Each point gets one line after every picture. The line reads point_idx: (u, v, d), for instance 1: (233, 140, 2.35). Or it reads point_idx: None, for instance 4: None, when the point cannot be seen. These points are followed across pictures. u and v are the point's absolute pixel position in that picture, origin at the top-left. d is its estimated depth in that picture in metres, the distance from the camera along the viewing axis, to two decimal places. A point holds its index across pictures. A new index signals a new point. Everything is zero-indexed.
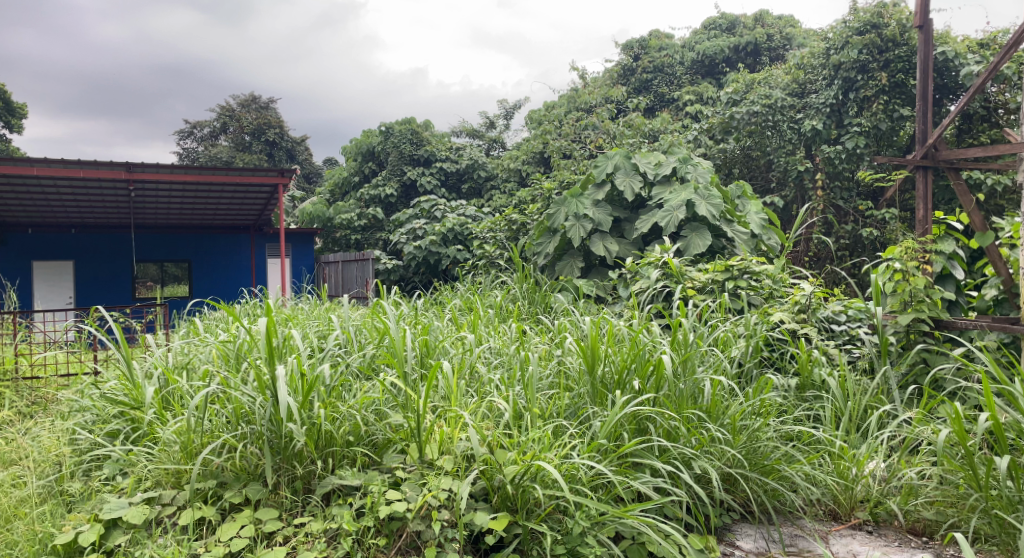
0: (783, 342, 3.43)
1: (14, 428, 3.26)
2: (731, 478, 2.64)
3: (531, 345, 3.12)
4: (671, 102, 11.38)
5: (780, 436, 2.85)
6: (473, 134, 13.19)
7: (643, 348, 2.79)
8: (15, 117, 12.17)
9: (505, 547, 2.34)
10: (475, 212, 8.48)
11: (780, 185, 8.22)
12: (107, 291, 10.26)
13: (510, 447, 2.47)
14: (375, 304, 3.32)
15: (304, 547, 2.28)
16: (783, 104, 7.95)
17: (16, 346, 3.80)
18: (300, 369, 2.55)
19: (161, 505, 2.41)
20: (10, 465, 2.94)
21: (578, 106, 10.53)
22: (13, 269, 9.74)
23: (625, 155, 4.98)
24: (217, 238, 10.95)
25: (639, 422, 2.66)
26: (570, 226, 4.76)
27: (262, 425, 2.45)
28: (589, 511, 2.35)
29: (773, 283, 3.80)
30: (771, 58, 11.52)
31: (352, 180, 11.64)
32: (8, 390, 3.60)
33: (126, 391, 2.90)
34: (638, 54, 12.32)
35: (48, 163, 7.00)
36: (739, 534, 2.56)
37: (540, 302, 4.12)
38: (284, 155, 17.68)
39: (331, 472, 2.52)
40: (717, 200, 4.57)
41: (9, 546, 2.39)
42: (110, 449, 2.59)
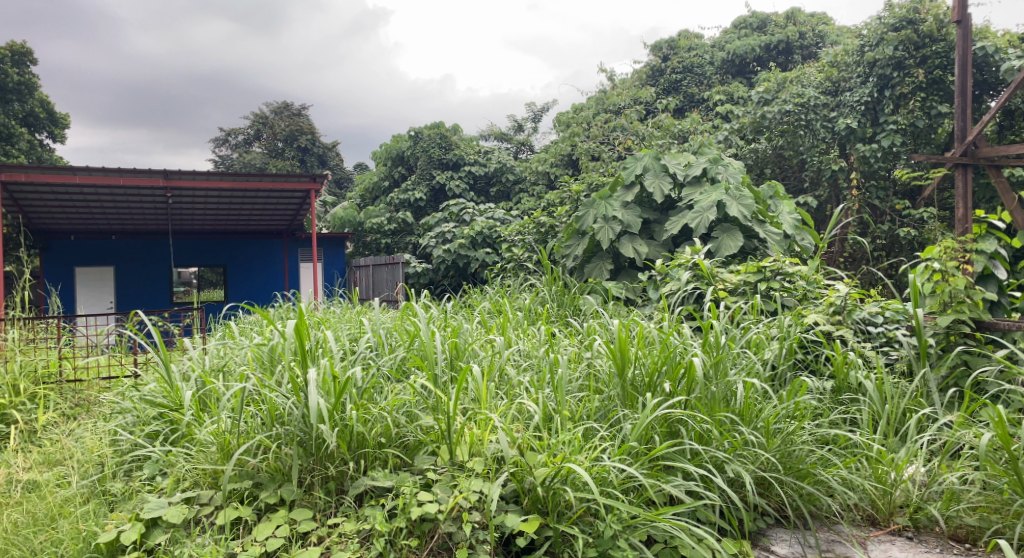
0: (818, 343, 3.36)
1: (60, 430, 3.37)
2: (765, 482, 2.60)
3: (561, 348, 3.11)
4: (701, 102, 11.25)
5: (816, 439, 2.80)
6: (501, 137, 13.24)
7: (674, 350, 2.77)
8: (58, 127, 12.52)
9: (536, 550, 2.34)
10: (504, 215, 8.48)
11: (813, 185, 8.07)
12: (146, 296, 10.51)
13: (540, 450, 2.46)
14: (405, 307, 3.35)
15: (338, 547, 2.31)
16: (817, 103, 7.80)
17: (59, 349, 3.91)
18: (332, 371, 2.58)
19: (200, 504, 2.46)
20: (56, 466, 3.05)
21: (607, 107, 10.47)
22: (56, 274, 10.04)
23: (654, 156, 4.96)
24: (251, 244, 11.17)
25: (670, 424, 2.64)
26: (599, 227, 4.75)
27: (295, 426, 2.49)
28: (620, 514, 2.34)
29: (807, 284, 3.73)
30: (804, 56, 11.37)
31: (382, 185, 11.76)
32: (52, 393, 3.73)
33: (165, 393, 2.97)
34: (668, 54, 12.22)
35: (89, 172, 7.19)
36: (774, 539, 2.52)
37: (569, 305, 4.11)
38: (315, 160, 17.88)
39: (363, 473, 2.55)
40: (749, 200, 4.51)
41: (55, 545, 2.47)
42: (150, 449, 2.66)
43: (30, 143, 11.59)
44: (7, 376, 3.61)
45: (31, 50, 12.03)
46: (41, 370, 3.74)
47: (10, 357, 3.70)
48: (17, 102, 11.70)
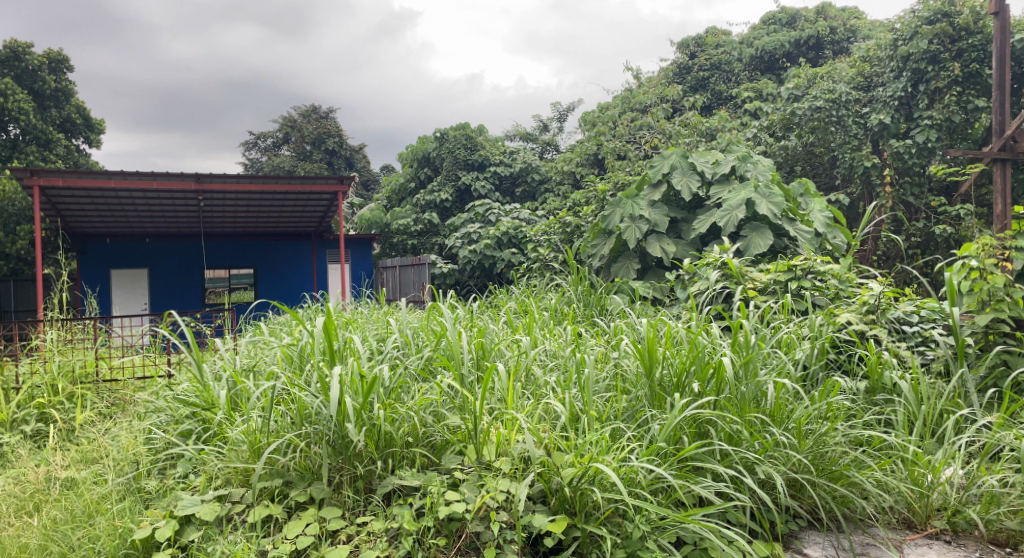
0: (851, 343, 3.30)
1: (97, 428, 3.46)
2: (797, 484, 2.56)
3: (588, 348, 3.09)
4: (729, 99, 11.11)
5: (850, 441, 2.74)
6: (526, 138, 13.25)
7: (703, 350, 2.74)
8: (94, 132, 12.81)
9: (563, 551, 2.34)
10: (529, 215, 8.49)
11: (845, 181, 7.91)
12: (179, 297, 10.72)
13: (567, 449, 2.46)
14: (432, 307, 3.35)
15: (367, 546, 2.33)
16: (848, 99, 7.63)
17: (96, 350, 3.99)
18: (360, 370, 2.59)
19: (231, 502, 2.50)
20: (93, 464, 3.12)
21: (633, 106, 10.41)
22: (93, 277, 10.28)
23: (682, 154, 4.90)
24: (280, 246, 11.34)
25: (699, 425, 2.61)
26: (626, 227, 4.72)
27: (324, 426, 2.51)
28: (649, 515, 2.32)
29: (839, 283, 3.66)
30: (835, 51, 11.22)
31: (408, 186, 11.84)
32: (89, 392, 3.80)
33: (197, 393, 3.02)
34: (695, 51, 12.08)
35: (124, 176, 7.34)
36: (807, 542, 2.49)
37: (595, 304, 4.08)
38: (343, 163, 18.07)
39: (391, 472, 2.56)
40: (779, 198, 4.43)
41: (93, 540, 2.53)
42: (183, 448, 2.70)
43: (68, 148, 11.89)
44: (47, 376, 3.70)
45: (68, 58, 12.36)
46: (79, 370, 3.83)
47: (49, 357, 3.78)
48: (54, 109, 12.00)
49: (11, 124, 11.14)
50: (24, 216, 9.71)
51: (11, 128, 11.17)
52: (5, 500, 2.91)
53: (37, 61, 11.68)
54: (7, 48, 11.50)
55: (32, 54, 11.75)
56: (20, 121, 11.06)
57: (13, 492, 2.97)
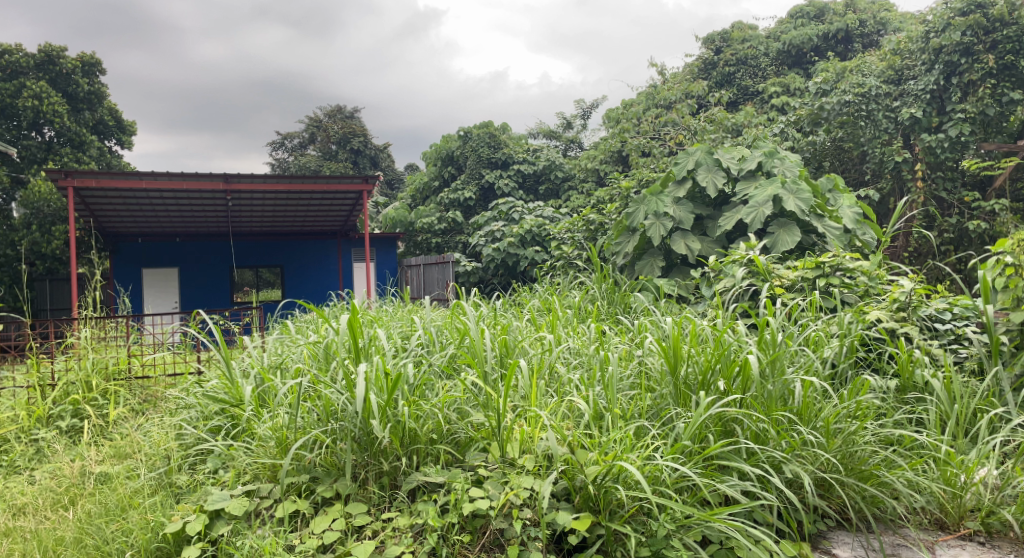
0: (881, 341, 3.23)
1: (130, 424, 3.54)
2: (825, 484, 2.52)
3: (611, 345, 3.07)
4: (755, 94, 10.97)
5: (880, 440, 2.69)
6: (550, 135, 13.25)
7: (729, 348, 2.71)
8: (125, 133, 13.06)
9: (588, 548, 2.34)
10: (553, 212, 8.47)
11: (875, 177, 7.76)
12: (208, 296, 10.90)
13: (591, 448, 2.45)
14: (455, 305, 3.36)
15: (392, 541, 2.35)
16: (878, 92, 7.46)
17: (129, 347, 4.06)
18: (384, 368, 2.60)
19: (260, 497, 2.54)
20: (126, 459, 3.19)
21: (658, 103, 10.36)
22: (126, 276, 10.49)
23: (707, 150, 4.83)
24: (307, 245, 11.48)
25: (725, 423, 2.58)
26: (650, 224, 4.68)
27: (350, 422, 2.54)
28: (674, 514, 2.31)
29: (869, 280, 3.59)
30: (864, 45, 11.05)
31: (432, 185, 11.90)
32: (122, 389, 3.88)
33: (225, 389, 3.06)
34: (720, 47, 11.94)
35: (155, 176, 7.45)
36: (836, 542, 2.45)
37: (619, 302, 4.06)
38: (368, 162, 18.21)
39: (416, 469, 2.58)
40: (806, 194, 4.37)
41: (126, 533, 2.58)
42: (212, 443, 2.75)
43: (100, 150, 12.14)
44: (81, 373, 3.79)
45: (100, 61, 12.61)
46: (112, 367, 3.91)
47: (83, 354, 3.86)
48: (87, 111, 12.27)
49: (46, 126, 11.45)
50: (59, 216, 9.96)
51: (46, 130, 11.48)
52: (43, 494, 3.01)
53: (70, 65, 11.93)
54: (42, 52, 11.76)
55: (66, 58, 11.99)
56: (55, 123, 11.36)
57: (51, 486, 3.07)
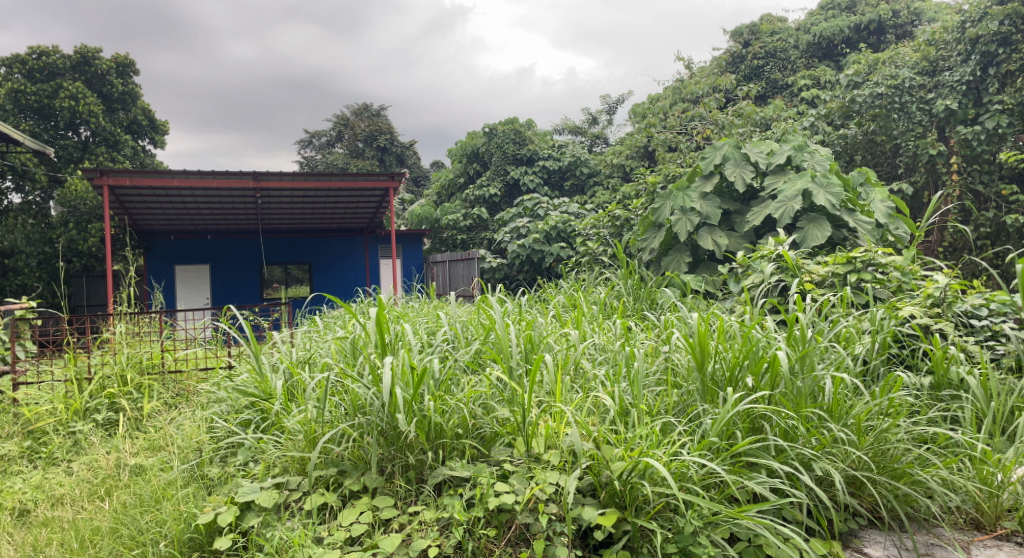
0: (914, 337, 3.15)
1: (162, 418, 3.61)
2: (857, 482, 2.49)
3: (637, 341, 3.04)
4: (785, 87, 10.80)
5: (913, 438, 2.64)
6: (575, 131, 13.20)
7: (757, 344, 2.67)
8: (158, 133, 13.32)
9: (614, 544, 2.33)
10: (578, 208, 8.44)
11: (908, 170, 7.60)
12: (238, 292, 11.08)
13: (617, 443, 2.44)
14: (481, 301, 3.36)
15: (418, 535, 2.36)
16: (912, 84, 7.27)
17: (162, 342, 4.14)
18: (410, 362, 2.62)
19: (289, 489, 2.58)
20: (160, 451, 3.26)
21: (684, 97, 10.28)
22: (159, 272, 10.70)
23: (734, 144, 4.75)
24: (334, 241, 11.61)
25: (753, 420, 2.55)
26: (676, 220, 4.64)
27: (376, 416, 2.56)
28: (701, 511, 2.29)
29: (902, 275, 3.51)
30: (898, 36, 10.84)
31: (458, 181, 11.93)
32: (155, 383, 3.96)
33: (255, 383, 3.11)
34: (749, 40, 11.74)
35: (186, 175, 7.60)
36: (867, 541, 2.41)
37: (645, 298, 4.03)
38: (394, 159, 18.33)
39: (442, 463, 2.60)
40: (837, 188, 4.29)
41: (159, 524, 2.62)
42: (242, 436, 2.79)
43: (134, 149, 12.39)
44: (116, 367, 3.89)
45: (134, 62, 12.88)
46: (146, 361, 3.99)
47: (118, 349, 3.96)
48: (122, 111, 12.54)
49: (82, 126, 11.73)
50: (94, 214, 10.21)
51: (82, 130, 11.76)
52: (80, 485, 3.11)
53: (105, 66, 12.18)
54: (78, 53, 12.02)
55: (101, 59, 12.24)
56: (90, 124, 11.64)
57: (87, 477, 3.17)
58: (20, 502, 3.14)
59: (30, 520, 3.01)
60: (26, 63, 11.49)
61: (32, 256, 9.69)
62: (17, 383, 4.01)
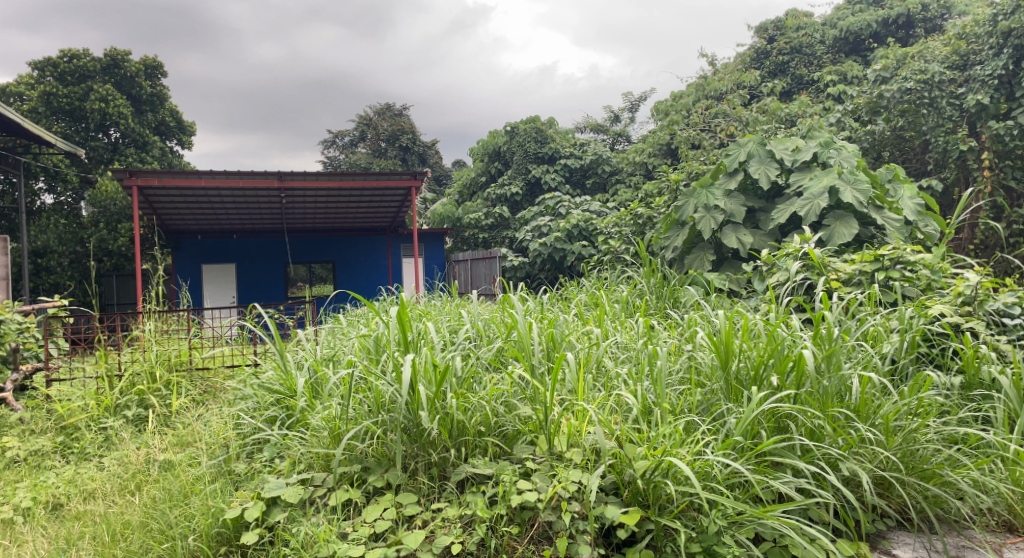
0: (944, 336, 3.09)
1: (190, 414, 3.68)
2: (885, 482, 2.45)
3: (660, 340, 3.02)
4: (811, 83, 10.65)
5: (943, 438, 2.60)
6: (597, 129, 13.16)
7: (782, 343, 2.64)
8: (186, 133, 13.55)
9: (638, 543, 2.33)
10: (600, 207, 8.41)
11: (937, 167, 7.46)
12: (263, 290, 11.22)
13: (640, 442, 2.43)
14: (503, 299, 3.37)
15: (442, 531, 2.38)
16: (942, 79, 7.09)
17: (190, 340, 4.19)
18: (433, 360, 2.63)
19: (314, 485, 2.61)
20: (187, 447, 3.32)
21: (708, 94, 10.20)
22: (186, 271, 10.87)
23: (759, 141, 4.69)
24: (357, 240, 11.71)
25: (778, 419, 2.52)
26: (699, 218, 4.60)
27: (399, 414, 2.58)
28: (725, 510, 2.28)
29: (931, 274, 3.44)
30: (927, 30, 10.65)
31: (479, 180, 11.96)
32: (184, 379, 4.03)
33: (280, 380, 3.15)
34: (773, 36, 11.60)
35: (213, 175, 7.72)
36: (896, 543, 2.38)
37: (668, 297, 4.00)
38: (416, 159, 18.43)
39: (464, 460, 2.61)
40: (865, 185, 4.21)
41: (188, 519, 2.66)
42: (268, 433, 2.83)
43: (162, 150, 12.62)
44: (146, 364, 3.95)
45: (162, 64, 13.09)
46: (174, 359, 4.05)
47: (147, 346, 4.01)
48: (150, 113, 12.78)
49: (112, 128, 11.96)
50: (124, 214, 10.42)
51: (112, 132, 11.98)
52: (111, 480, 3.18)
53: (134, 68, 12.37)
54: (109, 56, 12.23)
55: (130, 61, 12.45)
56: (120, 125, 11.87)
57: (118, 472, 3.24)
58: (53, 496, 3.23)
59: (63, 513, 3.08)
60: (58, 66, 11.73)
61: (64, 255, 9.90)
62: (50, 379, 4.12)
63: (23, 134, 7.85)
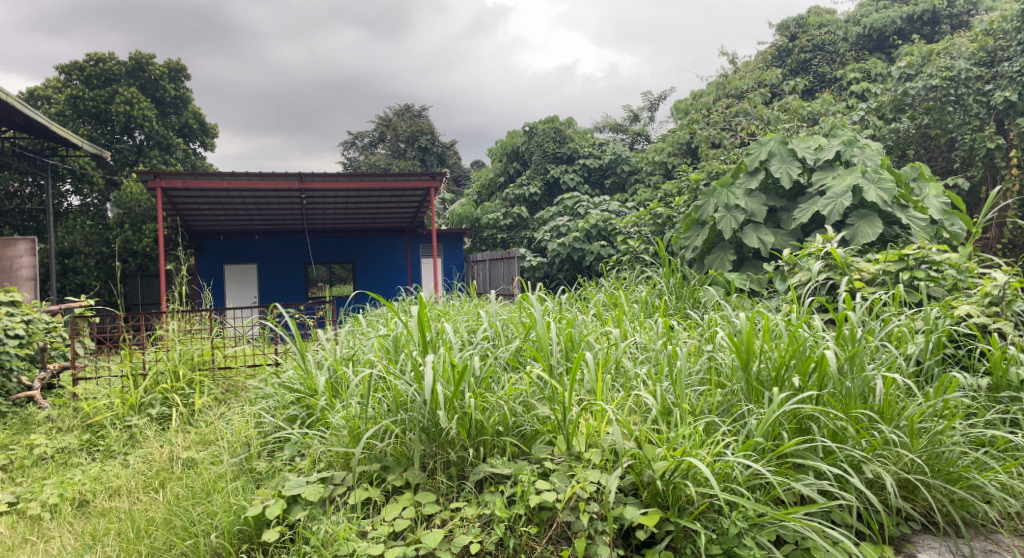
0: (971, 337, 3.03)
1: (213, 413, 3.73)
2: (909, 485, 2.42)
3: (680, 340, 3.00)
4: (834, 81, 10.53)
5: (970, 441, 2.55)
6: (616, 128, 13.12)
7: (804, 343, 2.61)
8: (208, 135, 13.75)
9: (657, 544, 2.32)
10: (619, 207, 8.37)
11: (964, 165, 7.34)
12: (284, 291, 11.33)
13: (659, 443, 2.41)
14: (521, 299, 3.37)
15: (460, 531, 2.38)
16: (968, 76, 6.99)
17: (212, 340, 4.24)
18: (451, 360, 2.64)
19: (334, 484, 2.62)
20: (210, 445, 3.36)
21: (728, 92, 10.14)
22: (208, 272, 11.01)
23: (780, 140, 4.63)
24: (377, 241, 11.78)
25: (800, 421, 2.50)
26: (719, 217, 4.56)
27: (418, 414, 2.59)
28: (746, 512, 2.26)
29: (958, 273, 3.38)
30: (953, 26, 10.51)
31: (498, 180, 11.97)
32: (206, 379, 4.09)
33: (301, 380, 3.18)
34: (795, 33, 11.47)
35: (235, 176, 7.79)
36: (921, 546, 2.34)
37: (688, 297, 3.97)
38: (435, 159, 18.50)
39: (483, 460, 2.61)
40: (889, 183, 4.16)
41: (210, 516, 2.69)
42: (289, 431, 2.85)
43: (185, 152, 12.85)
44: (169, 363, 4.01)
45: (185, 67, 13.27)
46: (197, 358, 4.11)
47: (171, 346, 4.08)
48: (174, 115, 12.97)
49: (136, 131, 12.15)
50: (149, 215, 10.58)
51: (137, 134, 12.18)
52: (135, 477, 3.23)
53: (158, 72, 12.56)
54: (133, 59, 12.39)
55: (154, 64, 12.63)
56: (145, 128, 12.07)
57: (142, 470, 3.29)
58: (79, 492, 3.28)
59: (88, 510, 3.14)
60: (84, 69, 11.93)
61: (91, 256, 10.08)
62: (76, 378, 4.18)
63: (51, 137, 8.00)
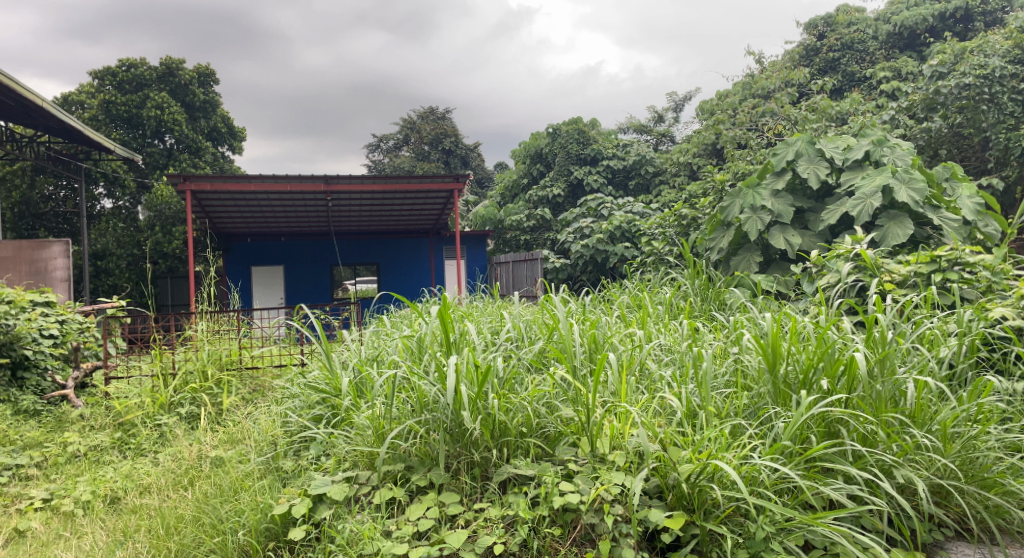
0: (1006, 340, 2.96)
1: (240, 413, 3.78)
2: (942, 491, 2.36)
3: (705, 342, 2.97)
4: (864, 80, 10.36)
5: (1004, 446, 2.49)
6: (640, 129, 13.05)
7: (833, 346, 2.56)
8: (236, 139, 13.98)
9: (682, 547, 2.30)
10: (643, 208, 8.30)
11: (998, 165, 7.17)
12: (310, 292, 11.45)
13: (684, 446, 2.39)
14: (545, 300, 3.36)
15: (484, 531, 2.39)
16: (1003, 73, 6.84)
17: (239, 339, 4.31)
18: (475, 361, 2.64)
19: (358, 484, 2.64)
20: (237, 444, 3.40)
21: (755, 92, 10.05)
22: (236, 273, 11.18)
23: (808, 140, 4.57)
24: (401, 243, 11.87)
25: (828, 424, 2.46)
26: (746, 218, 4.51)
27: (442, 414, 2.59)
28: (773, 516, 2.23)
29: (992, 275, 3.30)
30: (986, 23, 10.33)
31: (521, 182, 11.98)
32: (233, 378, 4.15)
33: (326, 380, 3.21)
34: (823, 32, 11.26)
35: (263, 179, 7.89)
36: (954, 553, 2.29)
37: (714, 299, 3.93)
38: (459, 162, 18.60)
39: (506, 461, 2.61)
40: (920, 183, 4.07)
41: (238, 514, 2.73)
42: (315, 431, 2.88)
43: (214, 156, 13.09)
44: (198, 363, 4.08)
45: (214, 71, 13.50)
46: (225, 358, 4.18)
47: (200, 346, 4.16)
48: (203, 119, 13.20)
49: (167, 135, 12.40)
50: (178, 217, 10.78)
51: (167, 138, 12.42)
52: (165, 475, 3.29)
53: (188, 76, 12.80)
54: (164, 65, 12.65)
55: (183, 69, 12.87)
56: (175, 132, 12.31)
57: (172, 468, 3.35)
58: (111, 489, 3.35)
59: (120, 507, 3.20)
60: (116, 75, 12.19)
61: (122, 257, 10.28)
62: (108, 376, 4.26)
63: (85, 141, 8.21)
